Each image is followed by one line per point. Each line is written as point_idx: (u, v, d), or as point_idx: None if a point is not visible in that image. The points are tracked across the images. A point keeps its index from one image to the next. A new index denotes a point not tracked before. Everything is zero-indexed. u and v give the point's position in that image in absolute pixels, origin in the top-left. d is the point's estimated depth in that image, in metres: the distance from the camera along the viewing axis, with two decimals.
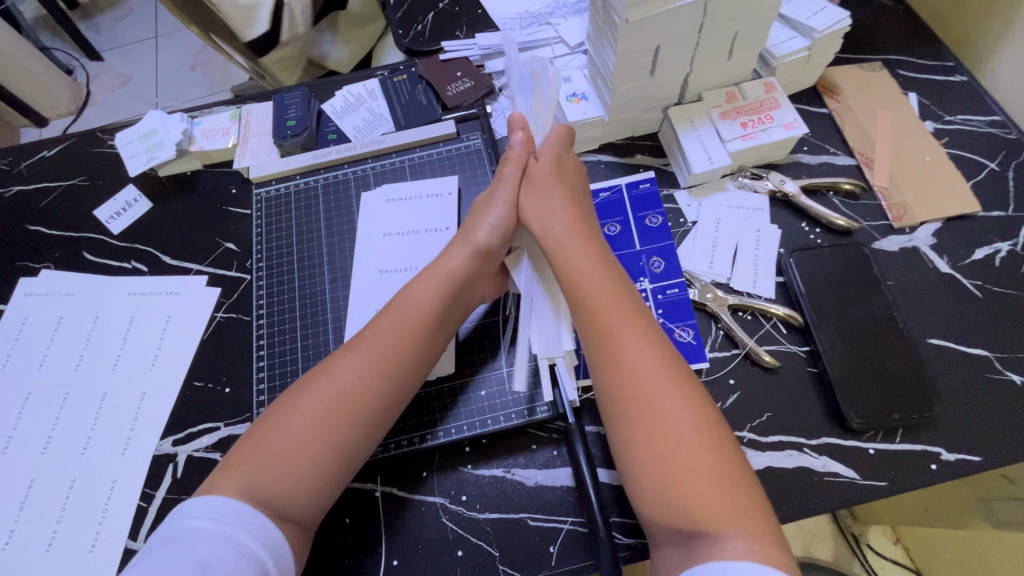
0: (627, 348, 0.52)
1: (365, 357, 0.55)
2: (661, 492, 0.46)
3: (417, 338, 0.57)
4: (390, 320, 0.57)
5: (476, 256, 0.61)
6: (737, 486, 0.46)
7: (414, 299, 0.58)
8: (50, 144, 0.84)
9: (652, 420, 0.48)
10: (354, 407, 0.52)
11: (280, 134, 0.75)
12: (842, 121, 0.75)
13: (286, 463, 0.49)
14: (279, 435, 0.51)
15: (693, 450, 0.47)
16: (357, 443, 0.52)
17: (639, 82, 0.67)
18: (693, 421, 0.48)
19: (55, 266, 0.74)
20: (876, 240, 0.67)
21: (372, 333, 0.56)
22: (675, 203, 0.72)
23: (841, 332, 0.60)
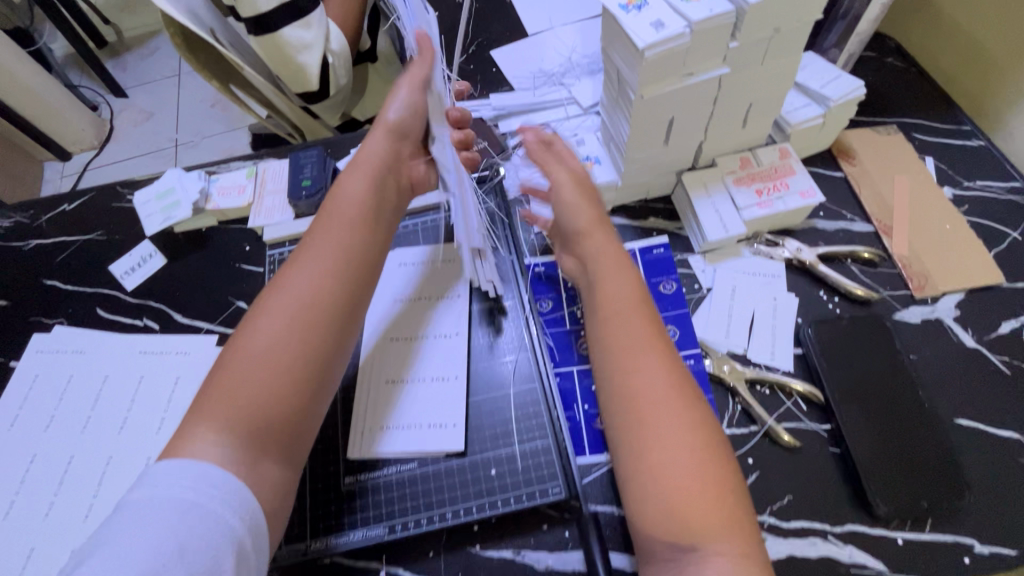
0: (631, 353, 0.51)
1: (316, 261, 0.55)
2: (642, 498, 0.45)
3: (361, 236, 0.58)
4: (335, 225, 0.58)
5: (394, 149, 0.63)
6: (726, 494, 0.44)
7: (349, 202, 0.59)
8: (70, 198, 0.86)
9: (652, 421, 0.47)
10: (315, 304, 0.53)
11: (295, 195, 0.76)
12: (859, 186, 0.74)
13: (256, 372, 0.49)
14: (240, 350, 0.50)
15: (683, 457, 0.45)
16: (328, 342, 0.53)
17: (652, 151, 0.67)
18: (688, 426, 0.47)
19: (69, 322, 0.75)
20: (896, 311, 0.66)
21: (318, 241, 0.57)
22: (689, 268, 0.71)
23: (863, 410, 0.58)
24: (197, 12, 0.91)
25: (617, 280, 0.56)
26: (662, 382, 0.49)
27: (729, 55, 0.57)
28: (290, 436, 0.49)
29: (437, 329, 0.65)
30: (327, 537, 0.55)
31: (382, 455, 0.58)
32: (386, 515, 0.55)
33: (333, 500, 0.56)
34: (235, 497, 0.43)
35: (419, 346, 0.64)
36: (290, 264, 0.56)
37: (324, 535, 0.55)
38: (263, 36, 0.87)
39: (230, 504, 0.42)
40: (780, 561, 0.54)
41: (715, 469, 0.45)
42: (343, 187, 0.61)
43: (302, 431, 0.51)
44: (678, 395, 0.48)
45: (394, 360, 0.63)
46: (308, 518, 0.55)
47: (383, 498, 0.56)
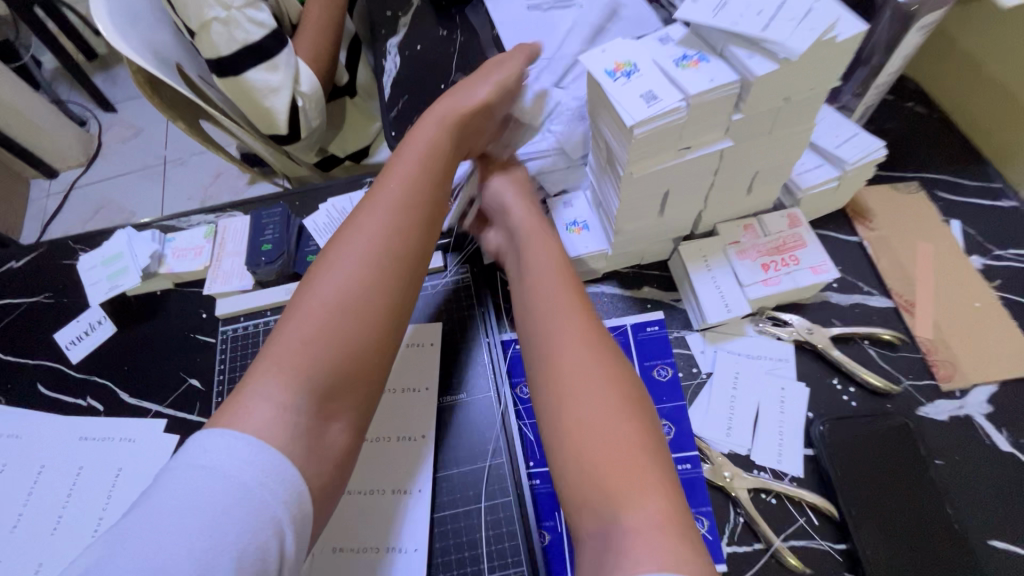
0: (551, 335, 0.51)
1: (389, 205, 0.55)
2: (571, 469, 0.45)
3: (432, 189, 0.58)
4: (401, 177, 0.58)
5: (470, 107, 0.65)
6: (646, 463, 0.43)
7: (423, 152, 0.60)
8: (18, 254, 0.79)
9: (568, 400, 0.47)
10: (391, 254, 0.53)
11: (254, 261, 0.68)
12: (876, 255, 0.67)
13: (328, 316, 0.48)
14: (319, 288, 0.50)
15: (609, 424, 0.45)
16: (394, 284, 0.52)
17: (646, 222, 0.60)
18: (607, 397, 0.47)
19: (6, 400, 0.68)
20: (920, 405, 0.58)
21: (391, 188, 0.57)
22: (686, 348, 0.63)
23: (884, 530, 0.51)
24: (160, 47, 0.84)
25: (543, 255, 0.58)
26: (576, 355, 0.49)
27: (731, 127, 0.50)
28: (356, 394, 0.49)
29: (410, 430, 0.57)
30: None
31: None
32: None
33: None
34: (278, 477, 0.41)
35: (381, 449, 0.56)
36: (367, 206, 0.56)
37: None
38: (226, 79, 0.82)
39: (280, 484, 0.41)
40: None
41: (637, 433, 0.45)
42: (416, 140, 0.61)
43: (373, 371, 0.50)
44: (596, 368, 0.48)
45: (356, 468, 0.55)
46: None
47: None
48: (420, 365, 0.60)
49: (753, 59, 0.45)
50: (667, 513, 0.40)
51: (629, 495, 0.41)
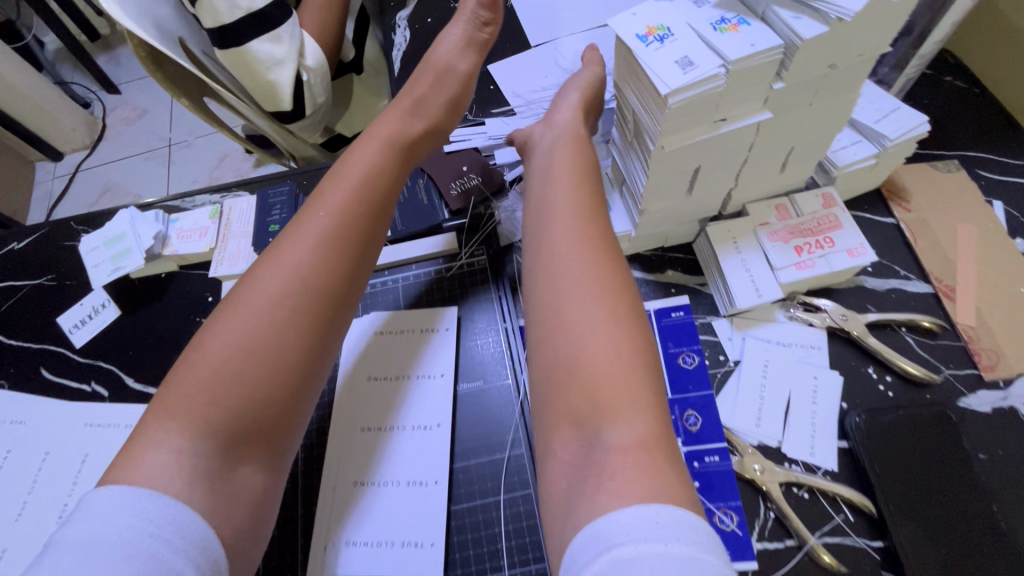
0: (560, 244, 0.51)
1: (304, 244, 0.52)
2: (560, 382, 0.46)
3: (354, 223, 0.55)
4: (325, 211, 0.54)
5: (422, 109, 0.65)
6: (636, 375, 0.43)
7: (348, 183, 0.56)
8: (20, 235, 0.77)
9: (566, 308, 0.48)
10: (303, 297, 0.50)
11: (261, 242, 0.67)
12: (915, 237, 0.63)
13: (228, 366, 0.46)
14: (219, 337, 0.47)
15: (600, 335, 0.45)
16: (313, 326, 0.50)
17: (673, 200, 0.56)
18: (604, 307, 0.47)
19: (8, 384, 0.66)
20: (962, 396, 0.55)
21: (310, 224, 0.53)
22: (713, 335, 0.61)
23: (926, 529, 0.48)
24: (163, 22, 0.80)
25: (566, 162, 0.58)
26: (580, 266, 0.50)
27: (771, 97, 0.47)
28: (271, 439, 0.47)
29: (414, 417, 0.54)
30: None
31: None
32: None
33: None
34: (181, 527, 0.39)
35: (394, 438, 0.53)
36: (280, 245, 0.52)
37: None
38: (228, 51, 0.79)
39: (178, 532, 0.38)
40: None
41: (627, 349, 0.45)
42: (343, 171, 0.58)
43: (285, 421, 0.48)
44: (596, 280, 0.48)
45: (365, 457, 0.53)
46: None
47: None
48: (436, 353, 0.57)
49: (800, 21, 0.42)
50: (646, 426, 0.41)
51: (611, 408, 0.42)
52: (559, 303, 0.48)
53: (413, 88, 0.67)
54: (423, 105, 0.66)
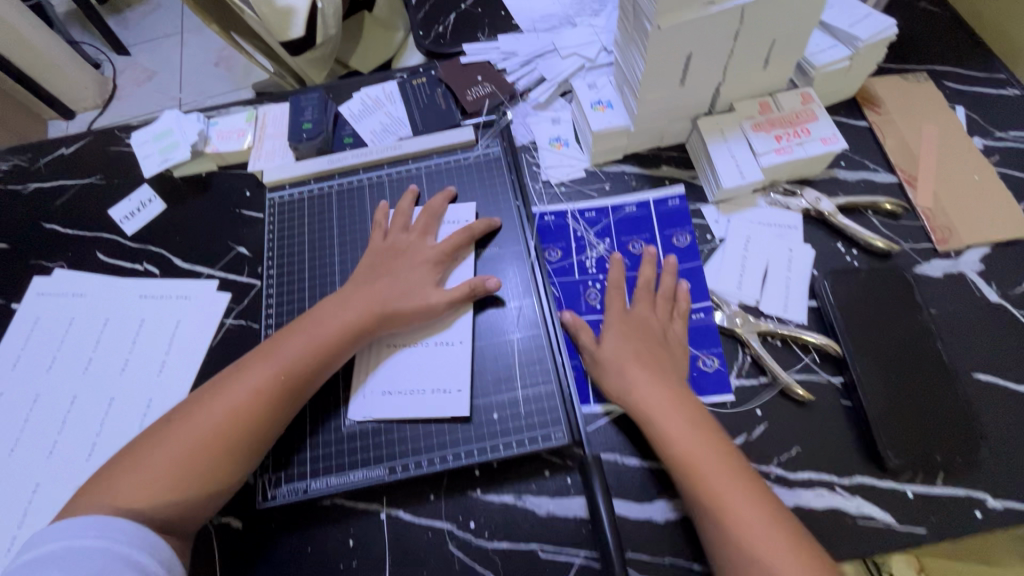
0: (665, 407, 0.52)
1: (265, 381, 0.54)
2: (725, 541, 0.46)
3: (316, 373, 0.55)
4: (295, 350, 0.55)
5: (405, 294, 0.59)
6: (811, 553, 0.44)
7: (325, 329, 0.57)
8: (69, 141, 0.84)
9: (715, 480, 0.48)
10: (253, 445, 0.52)
11: (295, 137, 0.72)
12: (884, 136, 0.71)
13: (164, 465, 0.50)
14: (171, 438, 0.51)
15: (750, 507, 0.46)
16: (252, 446, 0.53)
17: (668, 91, 0.63)
18: (741, 481, 0.48)
19: (68, 265, 0.74)
20: (918, 264, 0.63)
21: (280, 356, 0.55)
22: (702, 219, 0.68)
23: (880, 364, 0.56)
24: None
25: (654, 391, 0.53)
26: (692, 435, 0.50)
27: None
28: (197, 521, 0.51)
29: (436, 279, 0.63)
30: (326, 479, 0.56)
31: (364, 415, 0.57)
32: (382, 458, 0.56)
33: (328, 436, 0.57)
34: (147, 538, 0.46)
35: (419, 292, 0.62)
36: (252, 364, 0.55)
37: (323, 477, 0.56)
38: None
39: (130, 534, 0.46)
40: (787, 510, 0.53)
41: (777, 516, 0.46)
42: (337, 309, 0.58)
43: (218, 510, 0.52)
44: (716, 445, 0.50)
45: None
46: (307, 453, 0.57)
47: (379, 441, 0.57)
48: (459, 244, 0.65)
49: None
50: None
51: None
52: (696, 468, 0.49)
53: (370, 261, 0.63)
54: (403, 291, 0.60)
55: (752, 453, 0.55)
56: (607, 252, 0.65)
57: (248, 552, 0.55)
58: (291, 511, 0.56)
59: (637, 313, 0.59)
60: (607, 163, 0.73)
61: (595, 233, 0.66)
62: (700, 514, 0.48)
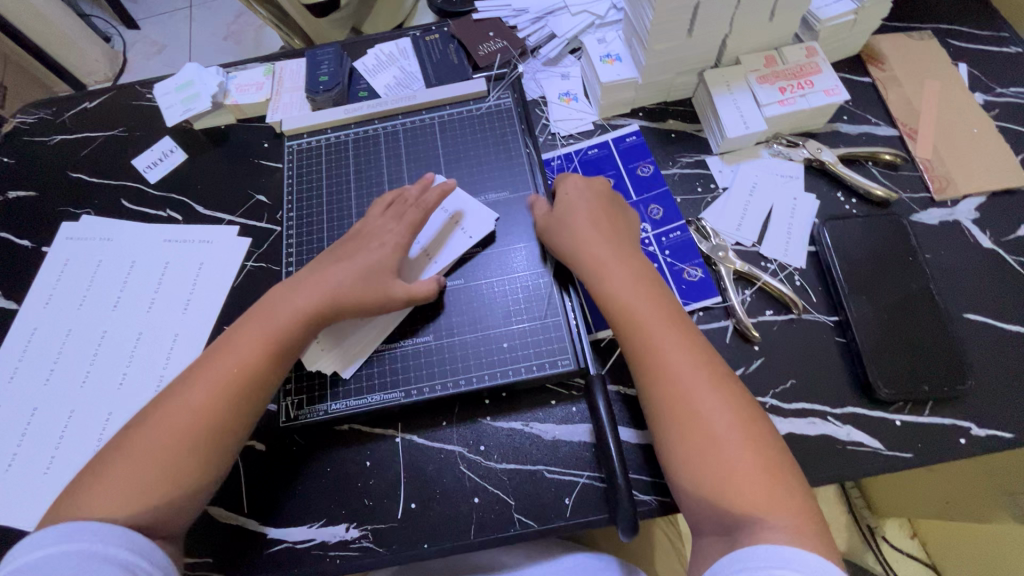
0: (609, 267, 0.55)
1: (222, 376, 0.52)
2: (657, 392, 0.48)
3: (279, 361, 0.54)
4: (249, 342, 0.54)
5: (368, 284, 0.58)
6: (740, 403, 0.47)
7: (280, 320, 0.55)
8: (91, 96, 0.86)
9: (649, 324, 0.51)
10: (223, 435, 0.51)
11: (312, 89, 0.75)
12: (886, 91, 0.72)
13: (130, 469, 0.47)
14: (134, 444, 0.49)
15: (682, 350, 0.49)
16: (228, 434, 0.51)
17: (675, 43, 0.65)
18: (676, 328, 0.51)
19: (95, 212, 0.77)
20: (914, 213, 0.65)
21: (235, 349, 0.53)
22: (706, 169, 0.70)
23: (874, 302, 0.59)
24: None
25: (638, 301, 0.52)
26: (632, 287, 0.53)
27: None
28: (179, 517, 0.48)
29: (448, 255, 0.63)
30: (346, 401, 0.59)
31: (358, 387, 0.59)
32: (399, 381, 0.59)
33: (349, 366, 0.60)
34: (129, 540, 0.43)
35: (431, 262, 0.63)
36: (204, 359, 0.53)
37: (343, 400, 0.59)
38: None
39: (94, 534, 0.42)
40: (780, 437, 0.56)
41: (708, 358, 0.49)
42: (289, 295, 0.57)
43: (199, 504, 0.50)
44: (656, 298, 0.53)
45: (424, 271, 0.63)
46: (328, 381, 0.59)
47: (396, 368, 0.60)
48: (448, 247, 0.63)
49: None
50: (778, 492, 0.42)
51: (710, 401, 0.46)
52: (653, 351, 0.49)
53: (339, 245, 0.62)
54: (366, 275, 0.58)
55: (749, 385, 0.58)
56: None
57: (271, 470, 0.58)
58: (311, 433, 0.59)
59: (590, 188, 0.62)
60: (615, 117, 0.75)
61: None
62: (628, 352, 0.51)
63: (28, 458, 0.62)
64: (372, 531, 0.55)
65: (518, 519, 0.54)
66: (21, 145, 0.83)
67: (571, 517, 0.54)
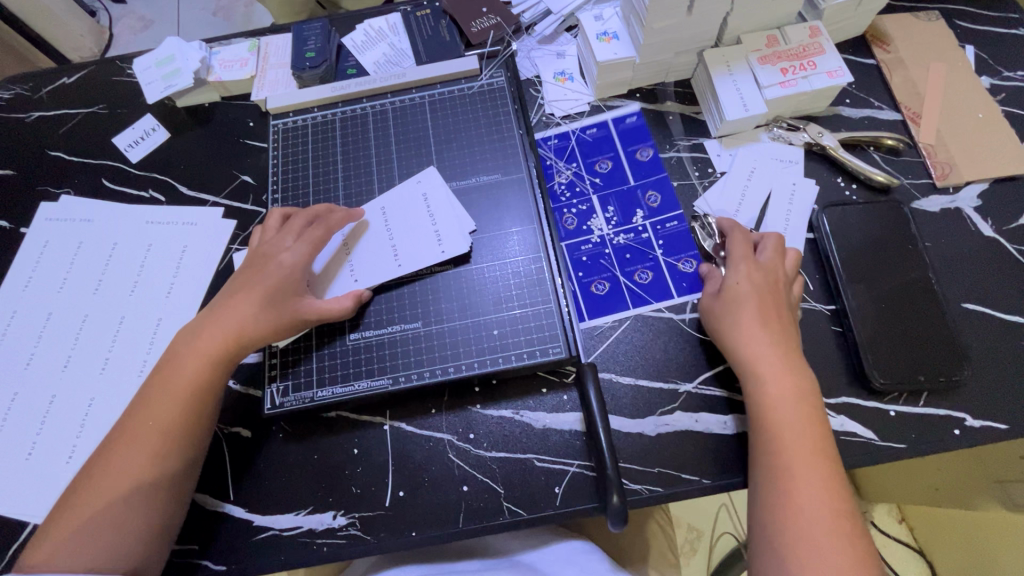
0: (772, 375, 0.51)
1: (139, 435, 0.51)
2: (774, 482, 0.47)
3: (196, 417, 0.53)
4: (161, 402, 0.52)
5: (270, 311, 0.55)
6: (851, 529, 0.45)
7: (186, 367, 0.54)
8: (70, 71, 0.83)
9: (785, 414, 0.49)
10: (150, 489, 0.50)
11: (298, 65, 0.72)
12: (890, 74, 0.70)
13: (67, 537, 0.48)
14: (64, 517, 0.49)
15: (812, 472, 0.47)
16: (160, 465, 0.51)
17: (675, 21, 0.63)
18: (823, 464, 0.47)
19: (75, 192, 0.74)
20: (916, 199, 0.64)
21: (149, 408, 0.52)
22: (704, 152, 0.68)
23: (871, 291, 0.58)
24: None
25: (781, 391, 0.50)
26: (790, 403, 0.50)
27: None
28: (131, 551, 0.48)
29: (408, 253, 0.61)
30: (332, 388, 0.57)
31: (350, 374, 0.58)
32: (388, 367, 0.58)
33: (334, 352, 0.59)
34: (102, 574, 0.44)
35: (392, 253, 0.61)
36: (126, 419, 0.53)
37: (329, 387, 0.58)
38: None
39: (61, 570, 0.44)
40: None
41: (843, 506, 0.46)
42: (188, 345, 0.55)
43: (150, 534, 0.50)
44: (810, 424, 0.49)
45: (382, 264, 0.61)
46: (313, 364, 0.58)
47: (383, 355, 0.58)
48: (374, 267, 0.60)
49: None
50: None
51: (829, 555, 0.43)
52: (778, 443, 0.48)
53: (239, 271, 0.59)
54: (269, 304, 0.55)
55: None
56: (577, 174, 0.68)
57: (256, 457, 0.57)
58: (297, 419, 0.58)
59: (767, 265, 0.56)
60: (611, 98, 0.72)
61: (562, 159, 0.69)
62: (763, 471, 0.48)
63: (9, 445, 0.61)
64: (359, 518, 0.54)
65: (507, 508, 0.54)
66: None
67: (560, 505, 0.53)
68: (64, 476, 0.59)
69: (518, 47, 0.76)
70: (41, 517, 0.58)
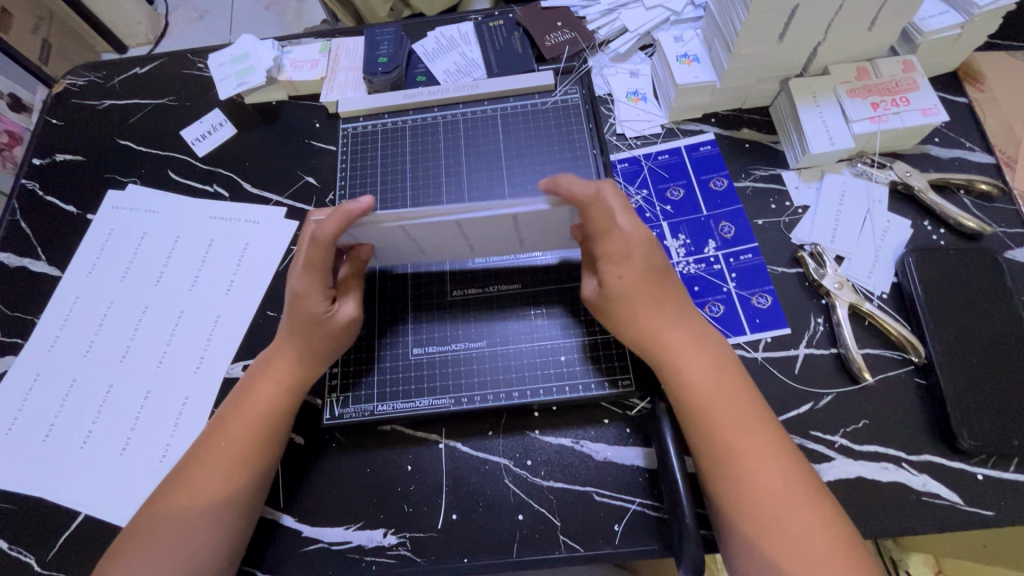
0: (728, 418, 0.47)
1: (219, 449, 0.51)
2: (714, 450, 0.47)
3: (265, 439, 0.52)
4: (241, 419, 0.53)
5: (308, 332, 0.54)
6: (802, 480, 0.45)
7: (260, 393, 0.54)
8: (142, 61, 0.84)
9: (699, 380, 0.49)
10: (220, 512, 0.49)
11: (370, 70, 0.72)
12: (984, 113, 0.68)
13: (151, 544, 0.48)
14: (139, 534, 0.48)
15: (750, 433, 0.47)
16: (231, 488, 0.50)
17: (764, 48, 0.60)
18: (755, 422, 0.47)
19: (142, 181, 0.75)
20: (1009, 248, 0.61)
21: (227, 425, 0.53)
22: (781, 184, 0.66)
23: (960, 344, 0.55)
24: None
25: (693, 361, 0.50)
26: (713, 382, 0.49)
27: None
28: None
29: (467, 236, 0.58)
30: (393, 403, 0.57)
31: (413, 390, 0.57)
32: (449, 387, 0.57)
33: (397, 363, 0.58)
34: None
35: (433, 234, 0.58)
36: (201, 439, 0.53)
37: (389, 402, 0.57)
38: None
39: None
40: (848, 480, 0.52)
41: (838, 530, 0.43)
42: (264, 367, 0.55)
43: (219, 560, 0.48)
44: (731, 392, 0.49)
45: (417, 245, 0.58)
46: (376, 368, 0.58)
47: (445, 373, 0.57)
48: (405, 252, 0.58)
49: None
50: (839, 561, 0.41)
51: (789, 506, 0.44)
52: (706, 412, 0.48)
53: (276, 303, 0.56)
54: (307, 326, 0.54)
55: (816, 422, 0.55)
56: (647, 199, 0.66)
57: (308, 466, 0.56)
58: (353, 431, 0.57)
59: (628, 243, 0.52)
60: (685, 121, 0.70)
61: (632, 184, 0.67)
62: (738, 514, 0.45)
63: (66, 431, 0.61)
64: (410, 539, 0.53)
65: (563, 542, 0.52)
66: (70, 107, 0.82)
67: (620, 544, 0.51)
68: (116, 468, 0.59)
69: (591, 63, 0.74)
70: (90, 507, 0.57)
